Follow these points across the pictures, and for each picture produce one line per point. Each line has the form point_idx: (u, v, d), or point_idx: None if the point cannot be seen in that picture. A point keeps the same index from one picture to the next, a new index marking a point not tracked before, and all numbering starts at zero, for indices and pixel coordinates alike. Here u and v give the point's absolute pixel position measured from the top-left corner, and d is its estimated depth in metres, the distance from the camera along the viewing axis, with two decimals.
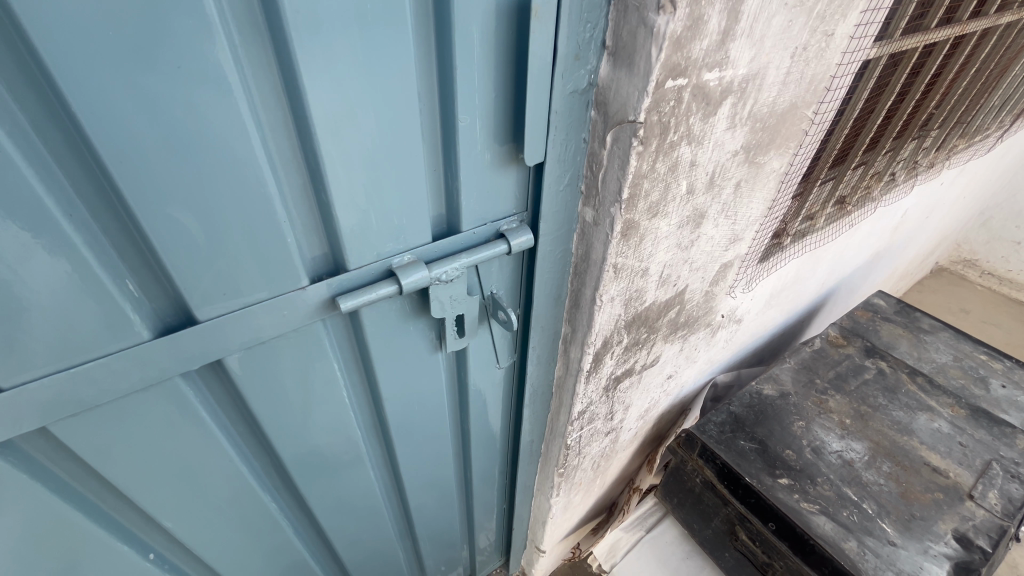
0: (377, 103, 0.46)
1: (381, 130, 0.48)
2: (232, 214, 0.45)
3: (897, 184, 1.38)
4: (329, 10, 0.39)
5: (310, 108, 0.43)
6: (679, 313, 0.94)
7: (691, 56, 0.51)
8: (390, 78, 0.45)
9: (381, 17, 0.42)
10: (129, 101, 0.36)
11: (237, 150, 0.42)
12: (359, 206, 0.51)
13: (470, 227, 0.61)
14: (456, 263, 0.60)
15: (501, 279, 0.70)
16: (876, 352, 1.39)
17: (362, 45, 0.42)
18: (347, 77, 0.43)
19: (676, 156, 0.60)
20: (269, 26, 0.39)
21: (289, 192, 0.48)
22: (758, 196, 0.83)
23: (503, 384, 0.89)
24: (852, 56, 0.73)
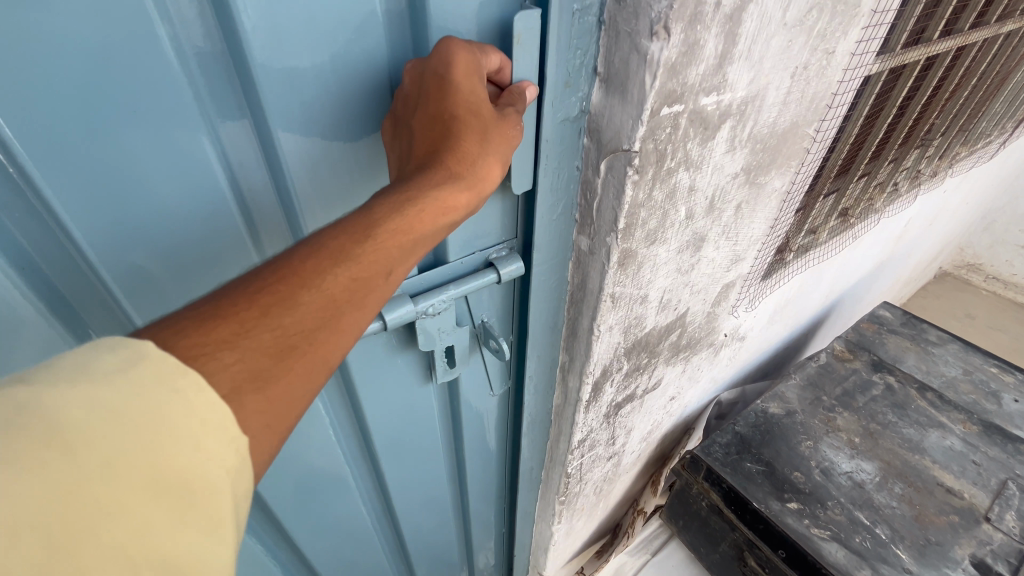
0: (343, 113, 0.43)
1: (349, 141, 0.45)
2: (189, 233, 0.42)
3: (900, 195, 1.36)
4: (293, 21, 0.37)
5: (271, 121, 0.40)
6: (681, 336, 0.91)
7: (687, 81, 0.48)
8: (362, 110, 0.44)
9: (351, 49, 0.41)
10: (69, 130, 0.34)
11: (191, 166, 0.39)
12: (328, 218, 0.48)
13: (456, 257, 0.58)
14: (447, 292, 0.57)
15: (491, 307, 0.68)
16: (884, 366, 1.36)
17: (335, 76, 0.41)
18: (317, 111, 0.42)
19: (673, 183, 0.58)
20: (233, 59, 0.37)
21: (251, 206, 0.45)
22: (759, 217, 0.80)
23: (498, 412, 0.86)
24: (854, 73, 0.71)
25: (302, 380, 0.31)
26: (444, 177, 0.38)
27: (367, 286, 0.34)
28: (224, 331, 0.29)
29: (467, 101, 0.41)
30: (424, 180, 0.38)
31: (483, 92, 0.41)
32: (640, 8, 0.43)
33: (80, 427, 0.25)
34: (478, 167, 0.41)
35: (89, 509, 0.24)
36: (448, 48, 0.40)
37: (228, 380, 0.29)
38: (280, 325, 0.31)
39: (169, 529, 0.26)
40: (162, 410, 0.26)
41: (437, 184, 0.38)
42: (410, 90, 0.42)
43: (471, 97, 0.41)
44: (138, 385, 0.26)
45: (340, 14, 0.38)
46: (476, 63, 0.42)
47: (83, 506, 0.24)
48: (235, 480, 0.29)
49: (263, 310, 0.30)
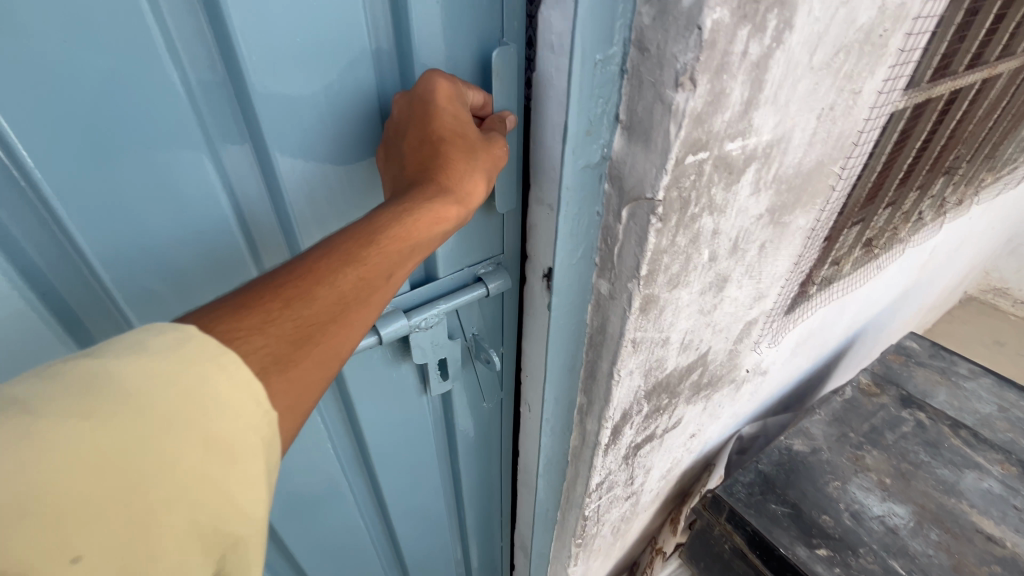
0: (334, 128, 0.47)
1: (345, 161, 0.50)
2: (187, 236, 0.46)
3: (925, 224, 1.32)
4: (285, 44, 0.41)
5: (263, 134, 0.44)
6: (702, 375, 0.88)
7: (713, 129, 0.47)
8: (355, 134, 0.49)
9: (342, 78, 0.45)
10: (81, 145, 0.38)
11: (189, 172, 0.43)
12: (323, 226, 0.52)
13: (448, 274, 0.62)
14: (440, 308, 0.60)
15: (484, 322, 0.71)
16: (913, 402, 1.31)
17: (330, 101, 0.46)
18: (313, 134, 0.47)
19: (697, 228, 0.56)
20: (235, 89, 0.42)
21: (246, 212, 0.48)
22: (783, 254, 0.78)
23: (494, 427, 0.88)
24: (880, 111, 0.69)
25: (317, 366, 0.36)
26: (440, 193, 0.44)
27: (374, 286, 0.40)
28: (253, 321, 0.34)
29: (457, 125, 0.46)
30: (421, 196, 0.43)
31: (467, 118, 0.47)
32: (665, 59, 0.42)
33: (128, 402, 0.29)
34: (468, 181, 0.46)
35: (147, 465, 0.29)
36: (434, 81, 0.46)
37: (257, 361, 0.34)
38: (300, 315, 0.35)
39: (213, 480, 0.31)
40: (203, 385, 0.31)
41: (435, 199, 0.43)
42: (399, 117, 0.48)
43: (459, 121, 0.47)
44: (182, 364, 0.31)
45: (329, 40, 0.43)
46: (461, 97, 0.48)
47: (117, 471, 0.28)
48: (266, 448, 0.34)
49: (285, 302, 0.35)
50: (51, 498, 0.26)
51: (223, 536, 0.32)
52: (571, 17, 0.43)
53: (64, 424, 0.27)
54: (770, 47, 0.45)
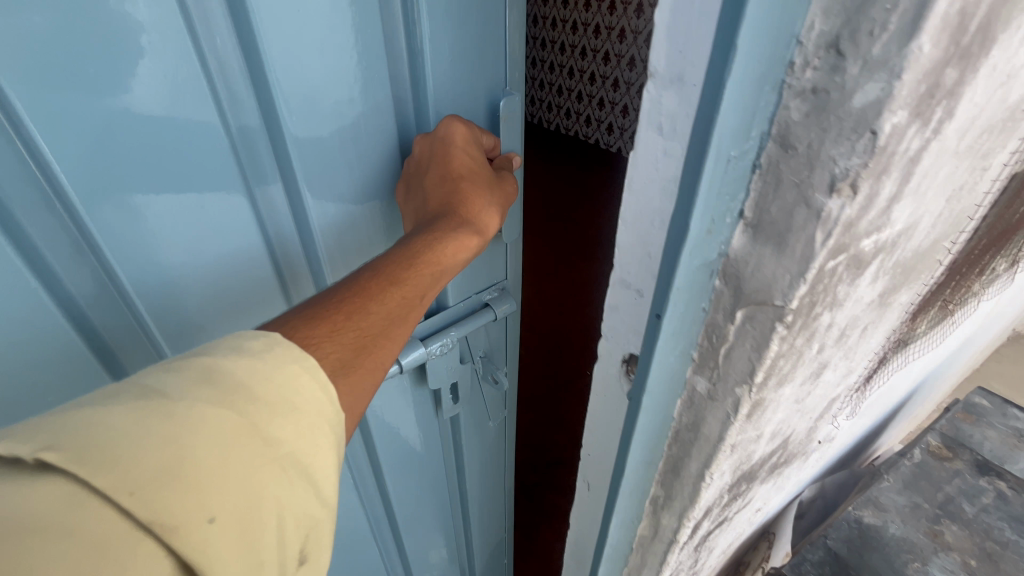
0: (363, 166, 0.63)
1: (370, 196, 0.66)
2: (234, 253, 0.58)
3: (1000, 276, 1.23)
4: (322, 104, 0.56)
5: (298, 171, 0.57)
6: (781, 455, 0.80)
7: (857, 230, 0.41)
8: (371, 163, 0.64)
9: (361, 118, 0.60)
10: (127, 166, 0.47)
11: (230, 200, 0.55)
12: (353, 254, 0.67)
13: (454, 310, 0.90)
14: (453, 334, 0.87)
15: (482, 342, 1.00)
16: (990, 468, 1.21)
17: (351, 136, 0.60)
18: (337, 167, 0.60)
19: (816, 325, 0.49)
20: (269, 127, 0.54)
21: (275, 236, 0.61)
22: (880, 331, 0.70)
23: (491, 424, 1.16)
24: (1001, 182, 0.62)
25: (377, 359, 0.49)
26: (463, 230, 0.61)
27: (414, 297, 0.54)
28: (324, 328, 0.46)
29: (469, 165, 0.65)
30: (447, 229, 0.60)
31: (479, 163, 0.67)
32: (817, 160, 0.36)
33: (237, 388, 0.40)
34: (481, 212, 0.65)
35: (246, 442, 0.38)
36: (453, 130, 0.65)
37: (333, 361, 0.46)
38: (363, 322, 0.48)
39: (295, 463, 0.41)
40: (291, 386, 0.42)
41: (459, 234, 0.61)
42: (421, 158, 0.65)
43: (471, 165, 0.65)
44: (270, 367, 0.42)
45: (353, 93, 0.58)
46: (474, 143, 0.67)
47: (207, 448, 0.37)
48: (336, 433, 0.44)
49: (348, 314, 0.48)
50: (189, 469, 0.35)
51: (303, 515, 0.41)
52: (709, 107, 0.37)
53: (203, 410, 0.38)
54: (930, 140, 0.39)
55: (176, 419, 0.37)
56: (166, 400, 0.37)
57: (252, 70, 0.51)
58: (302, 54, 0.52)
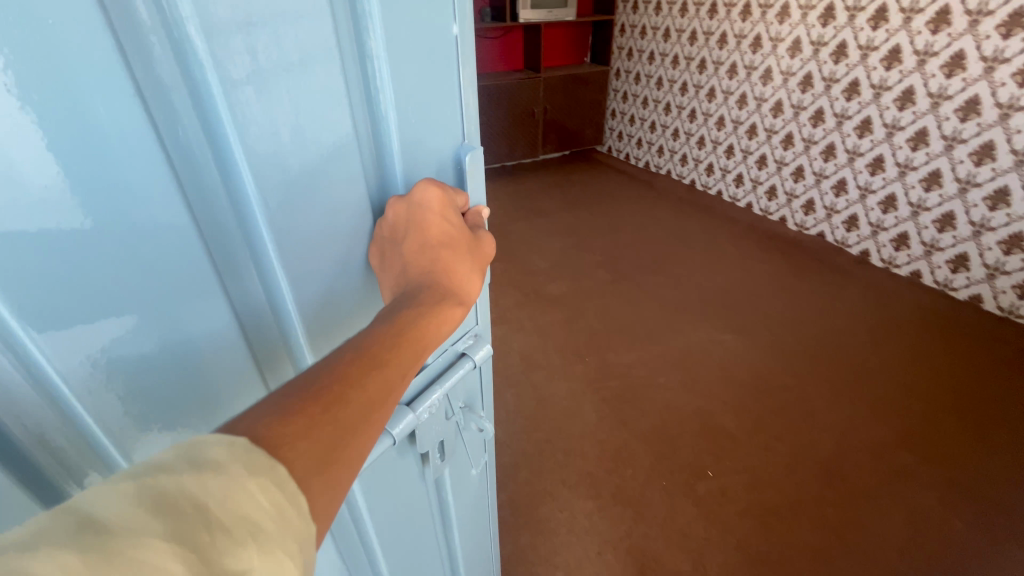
0: (337, 231, 0.62)
1: (340, 240, 0.63)
2: (212, 351, 0.53)
3: None
4: (289, 164, 0.52)
5: (260, 223, 0.52)
6: None
7: None
8: (336, 208, 0.60)
9: (325, 161, 0.56)
10: (66, 226, 0.39)
11: (199, 290, 0.50)
12: (328, 322, 0.66)
13: (433, 366, 0.91)
14: (439, 389, 0.88)
15: (459, 392, 1.02)
16: None
17: (316, 180, 0.56)
18: (303, 215, 0.56)
19: None
20: (227, 181, 0.49)
21: (248, 315, 0.56)
22: None
23: (469, 464, 1.19)
24: None
25: (360, 442, 0.49)
26: (451, 295, 0.66)
27: (400, 371, 0.55)
28: (301, 425, 0.45)
29: (450, 232, 0.69)
30: (439, 304, 0.63)
31: (458, 223, 0.71)
32: None
33: (186, 503, 0.37)
34: (466, 276, 0.70)
35: None
36: (429, 194, 0.67)
37: (298, 461, 0.44)
38: (360, 390, 0.51)
39: None
40: (243, 501, 0.38)
41: (451, 305, 0.65)
42: (396, 220, 0.67)
43: (448, 232, 0.69)
44: (235, 484, 0.38)
45: (317, 138, 0.54)
46: (451, 208, 0.70)
47: None
48: (303, 537, 0.42)
49: (325, 407, 0.48)
50: None
51: None
52: None
53: (145, 538, 0.34)
54: None
55: (122, 557, 0.33)
56: (109, 533, 0.34)
57: (213, 143, 0.46)
58: (275, 104, 0.49)
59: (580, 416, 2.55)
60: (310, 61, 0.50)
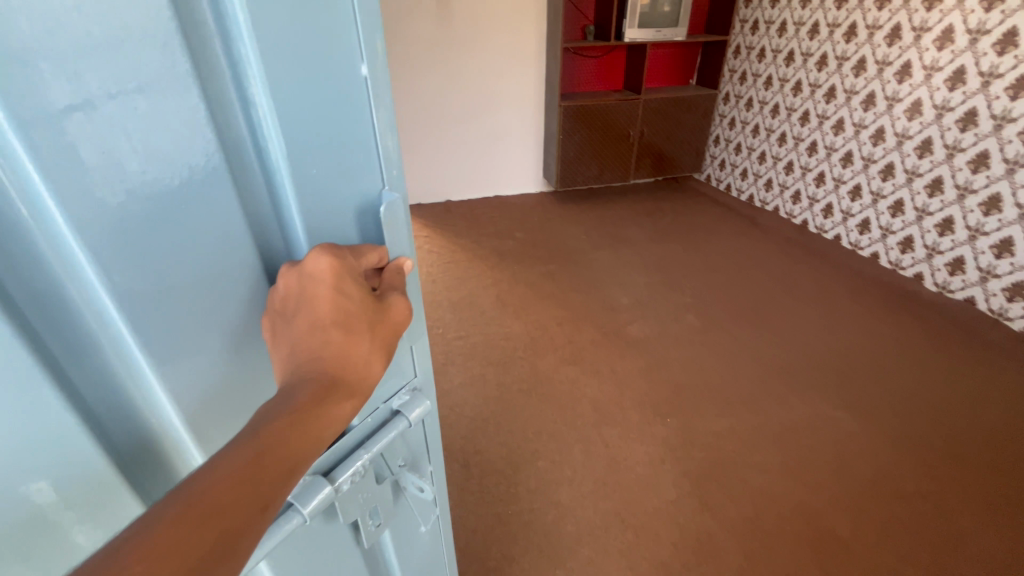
0: (221, 300, 0.55)
1: (225, 310, 0.56)
2: (58, 460, 0.46)
3: None
4: (147, 232, 0.46)
5: (107, 298, 0.46)
6: None
7: None
8: (218, 279, 0.54)
9: (198, 225, 0.50)
10: None
11: (32, 392, 0.42)
12: (221, 404, 0.59)
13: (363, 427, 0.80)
14: (366, 453, 0.78)
15: (399, 451, 0.92)
16: None
17: (187, 249, 0.50)
18: (171, 290, 0.50)
19: None
20: (63, 253, 0.43)
21: (100, 403, 0.50)
22: None
23: (418, 522, 1.08)
24: None
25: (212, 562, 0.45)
26: (343, 386, 0.59)
27: (252, 505, 0.49)
28: None
29: (348, 309, 0.61)
30: (321, 402, 0.56)
31: (360, 295, 0.62)
32: None
33: None
34: (365, 356, 0.62)
35: None
36: (321, 263, 0.59)
37: None
38: (196, 512, 0.45)
39: None
40: None
41: (337, 398, 0.58)
42: (287, 292, 0.59)
43: (343, 308, 0.60)
44: None
45: (190, 199, 0.48)
46: (352, 277, 0.61)
47: None
48: None
49: None
50: None
51: None
52: None
53: None
54: None
55: None
56: None
57: (36, 212, 0.40)
58: (126, 159, 0.42)
59: (656, 485, 2.27)
60: (171, 107, 0.43)
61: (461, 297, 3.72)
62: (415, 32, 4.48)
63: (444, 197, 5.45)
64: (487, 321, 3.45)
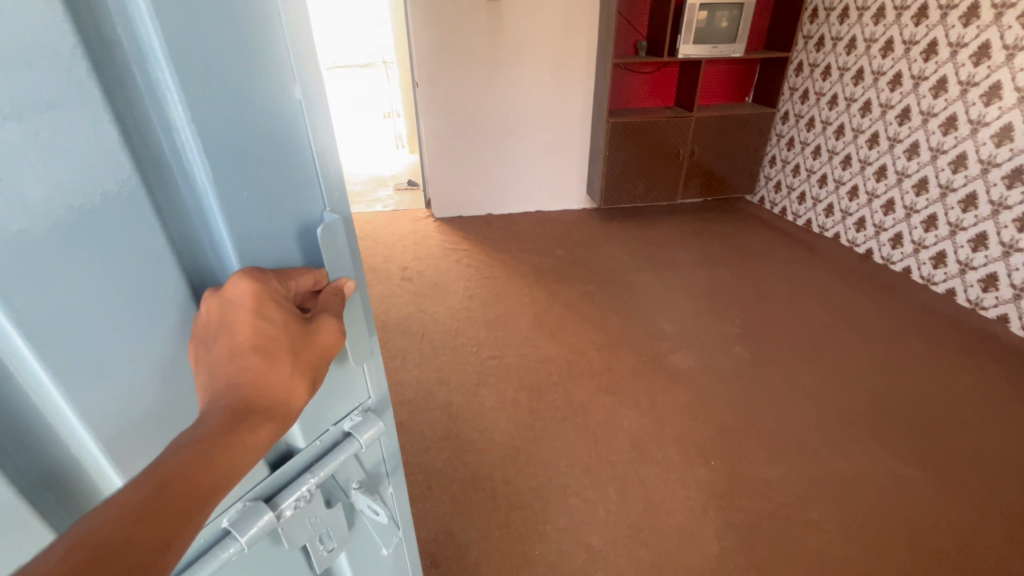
0: (143, 330, 0.49)
1: (147, 341, 0.50)
2: None
3: None
4: (51, 267, 0.41)
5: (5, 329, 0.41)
6: None
7: None
8: (138, 311, 0.48)
9: (112, 255, 0.44)
10: None
11: None
12: (142, 432, 0.53)
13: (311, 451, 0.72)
14: (313, 477, 0.70)
15: (354, 473, 0.84)
16: None
17: (99, 281, 0.44)
18: (80, 322, 0.44)
19: None
20: None
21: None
22: None
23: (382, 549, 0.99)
24: None
25: None
26: (266, 411, 0.52)
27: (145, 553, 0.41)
28: None
29: (272, 332, 0.53)
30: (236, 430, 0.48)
31: (283, 318, 0.54)
32: None
33: None
34: (286, 382, 0.54)
35: None
36: (241, 290, 0.52)
37: None
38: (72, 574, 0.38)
39: None
40: None
41: (253, 423, 0.50)
42: (210, 319, 0.52)
43: (265, 334, 0.53)
44: None
45: (103, 230, 0.43)
46: (275, 300, 0.55)
47: None
48: None
49: None
50: None
51: None
52: None
53: None
54: None
55: None
56: None
57: None
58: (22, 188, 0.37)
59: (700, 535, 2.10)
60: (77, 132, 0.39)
61: (498, 314, 3.64)
62: (465, 46, 4.49)
63: (484, 211, 5.41)
64: (523, 341, 3.36)
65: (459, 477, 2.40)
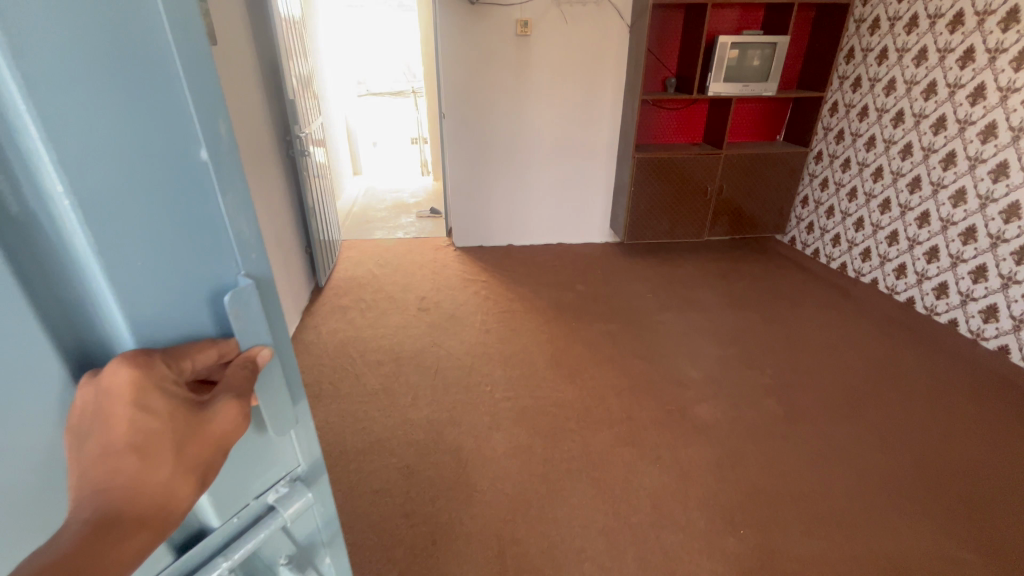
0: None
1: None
2: None
3: None
4: None
5: None
6: None
7: None
8: None
9: None
10: None
11: None
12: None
13: (227, 529, 0.61)
14: (226, 561, 0.58)
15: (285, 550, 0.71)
16: None
17: None
18: None
19: None
20: None
21: None
22: None
23: None
24: None
25: None
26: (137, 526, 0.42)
27: None
28: None
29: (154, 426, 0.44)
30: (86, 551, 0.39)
31: (170, 409, 0.44)
32: None
33: None
34: (165, 486, 0.44)
35: None
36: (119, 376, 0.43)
37: None
38: None
39: None
40: None
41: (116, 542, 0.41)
42: (83, 411, 0.42)
43: (145, 430, 0.43)
44: None
45: None
46: (160, 387, 0.44)
47: None
48: None
49: None
50: None
51: None
52: None
53: None
54: None
55: None
56: None
57: None
58: None
59: None
60: None
61: (515, 352, 3.51)
62: (493, 79, 4.51)
63: (504, 241, 5.35)
64: (539, 381, 3.21)
65: (465, 531, 2.25)
